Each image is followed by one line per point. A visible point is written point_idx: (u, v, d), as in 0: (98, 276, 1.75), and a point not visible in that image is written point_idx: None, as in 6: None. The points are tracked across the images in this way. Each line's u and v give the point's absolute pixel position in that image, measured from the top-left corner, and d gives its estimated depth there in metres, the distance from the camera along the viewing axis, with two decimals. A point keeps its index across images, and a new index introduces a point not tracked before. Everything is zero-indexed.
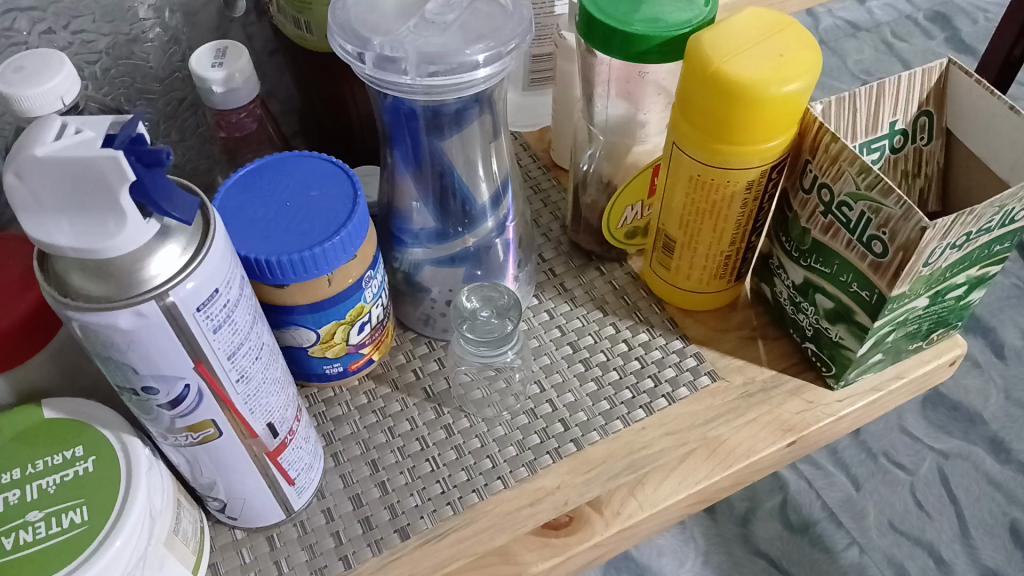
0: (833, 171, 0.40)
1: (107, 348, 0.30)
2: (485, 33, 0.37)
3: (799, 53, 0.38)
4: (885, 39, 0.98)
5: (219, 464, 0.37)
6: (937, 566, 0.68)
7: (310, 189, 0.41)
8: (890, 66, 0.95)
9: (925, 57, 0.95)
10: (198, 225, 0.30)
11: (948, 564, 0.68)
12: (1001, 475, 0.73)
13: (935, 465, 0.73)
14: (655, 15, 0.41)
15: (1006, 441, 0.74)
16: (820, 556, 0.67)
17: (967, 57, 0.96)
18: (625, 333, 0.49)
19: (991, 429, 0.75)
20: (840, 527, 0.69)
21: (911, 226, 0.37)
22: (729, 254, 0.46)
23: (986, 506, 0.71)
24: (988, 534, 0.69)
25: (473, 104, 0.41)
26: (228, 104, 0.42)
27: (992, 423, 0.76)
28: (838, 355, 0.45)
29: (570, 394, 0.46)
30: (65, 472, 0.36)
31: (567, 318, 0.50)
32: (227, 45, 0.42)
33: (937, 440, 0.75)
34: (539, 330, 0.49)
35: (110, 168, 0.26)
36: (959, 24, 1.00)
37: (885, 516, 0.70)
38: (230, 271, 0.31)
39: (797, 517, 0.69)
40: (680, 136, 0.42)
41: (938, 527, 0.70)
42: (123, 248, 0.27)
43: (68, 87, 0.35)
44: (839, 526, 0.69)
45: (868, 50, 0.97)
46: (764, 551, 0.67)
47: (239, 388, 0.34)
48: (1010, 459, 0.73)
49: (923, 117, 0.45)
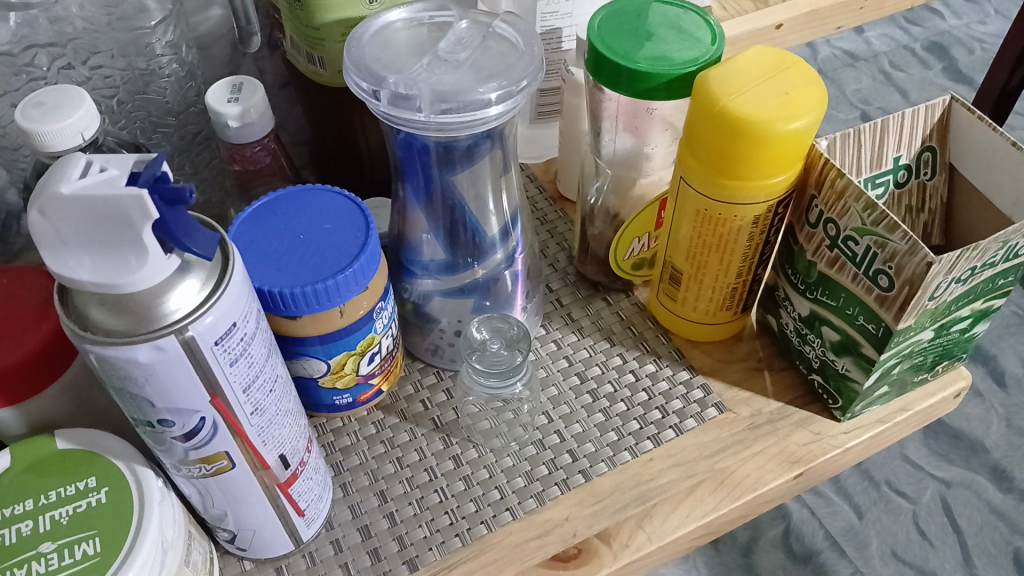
0: (839, 206, 0.41)
1: (124, 381, 0.30)
2: (496, 72, 0.38)
3: (804, 92, 0.39)
4: (883, 69, 0.99)
5: (231, 495, 0.37)
6: None
7: (323, 222, 0.41)
8: (888, 96, 0.96)
9: (923, 87, 0.97)
10: (217, 260, 0.30)
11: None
12: (1004, 504, 0.72)
13: (938, 494, 0.73)
14: (660, 53, 0.42)
15: (1007, 470, 0.74)
16: None
17: (965, 87, 0.97)
18: (632, 364, 0.50)
19: (994, 457, 0.75)
20: (843, 556, 0.69)
21: (917, 260, 0.37)
22: (735, 286, 0.47)
23: (988, 535, 0.71)
24: (992, 564, 0.69)
25: (484, 140, 0.41)
26: (244, 139, 0.42)
27: (994, 451, 0.76)
28: (845, 388, 0.45)
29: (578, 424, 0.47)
30: (78, 503, 0.36)
31: (575, 349, 0.50)
32: (242, 81, 0.43)
33: (939, 468, 0.75)
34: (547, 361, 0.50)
35: (134, 206, 0.26)
36: (956, 53, 1.01)
37: (888, 546, 0.70)
38: (247, 304, 0.31)
39: (801, 546, 0.69)
40: (687, 171, 0.43)
41: (941, 556, 0.70)
42: (144, 282, 0.28)
43: (87, 122, 0.36)
44: (842, 555, 0.69)
45: (866, 79, 0.98)
46: None
47: (253, 420, 0.34)
48: (1012, 487, 0.73)
49: (927, 152, 0.45)
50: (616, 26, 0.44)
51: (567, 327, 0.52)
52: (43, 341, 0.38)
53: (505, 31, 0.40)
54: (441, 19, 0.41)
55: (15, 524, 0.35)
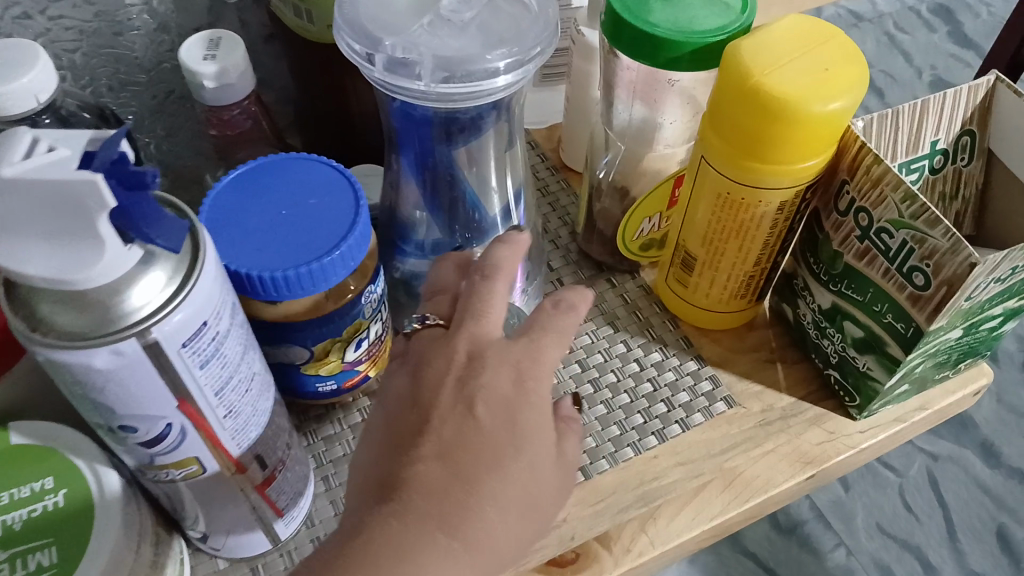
0: (874, 195, 0.37)
1: (80, 386, 0.26)
2: (507, 37, 0.34)
3: (844, 68, 0.35)
4: (887, 31, 0.95)
5: (204, 499, 0.34)
6: (924, 570, 0.69)
7: (308, 196, 0.38)
8: (892, 59, 0.92)
9: (928, 53, 0.93)
10: (187, 250, 0.27)
11: (935, 569, 0.69)
12: (992, 480, 0.73)
13: (925, 467, 0.74)
14: (684, 18, 0.38)
15: (995, 445, 0.74)
16: (807, 557, 0.70)
17: (971, 52, 0.93)
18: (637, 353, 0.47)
19: (983, 433, 0.75)
20: (828, 528, 0.72)
21: (959, 260, 0.34)
22: (752, 274, 0.43)
23: (975, 511, 0.71)
24: (978, 540, 0.70)
25: (490, 112, 0.37)
26: (222, 101, 0.38)
27: (984, 426, 0.75)
28: (864, 386, 0.43)
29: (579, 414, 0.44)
30: (33, 507, 0.33)
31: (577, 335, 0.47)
32: (221, 36, 0.38)
33: (928, 441, 0.76)
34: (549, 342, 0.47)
35: (88, 193, 0.23)
36: (962, 17, 0.97)
37: (873, 519, 0.72)
38: (221, 299, 0.28)
39: (786, 518, 0.73)
40: (709, 150, 0.39)
41: (926, 530, 0.71)
42: (101, 277, 0.24)
43: (44, 84, 0.32)
44: (827, 527, 0.72)
45: (870, 42, 0.94)
46: (752, 551, 0.71)
47: (227, 423, 0.31)
48: (1000, 463, 0.73)
49: (966, 137, 0.41)
50: None
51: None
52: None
53: None
54: None
55: None
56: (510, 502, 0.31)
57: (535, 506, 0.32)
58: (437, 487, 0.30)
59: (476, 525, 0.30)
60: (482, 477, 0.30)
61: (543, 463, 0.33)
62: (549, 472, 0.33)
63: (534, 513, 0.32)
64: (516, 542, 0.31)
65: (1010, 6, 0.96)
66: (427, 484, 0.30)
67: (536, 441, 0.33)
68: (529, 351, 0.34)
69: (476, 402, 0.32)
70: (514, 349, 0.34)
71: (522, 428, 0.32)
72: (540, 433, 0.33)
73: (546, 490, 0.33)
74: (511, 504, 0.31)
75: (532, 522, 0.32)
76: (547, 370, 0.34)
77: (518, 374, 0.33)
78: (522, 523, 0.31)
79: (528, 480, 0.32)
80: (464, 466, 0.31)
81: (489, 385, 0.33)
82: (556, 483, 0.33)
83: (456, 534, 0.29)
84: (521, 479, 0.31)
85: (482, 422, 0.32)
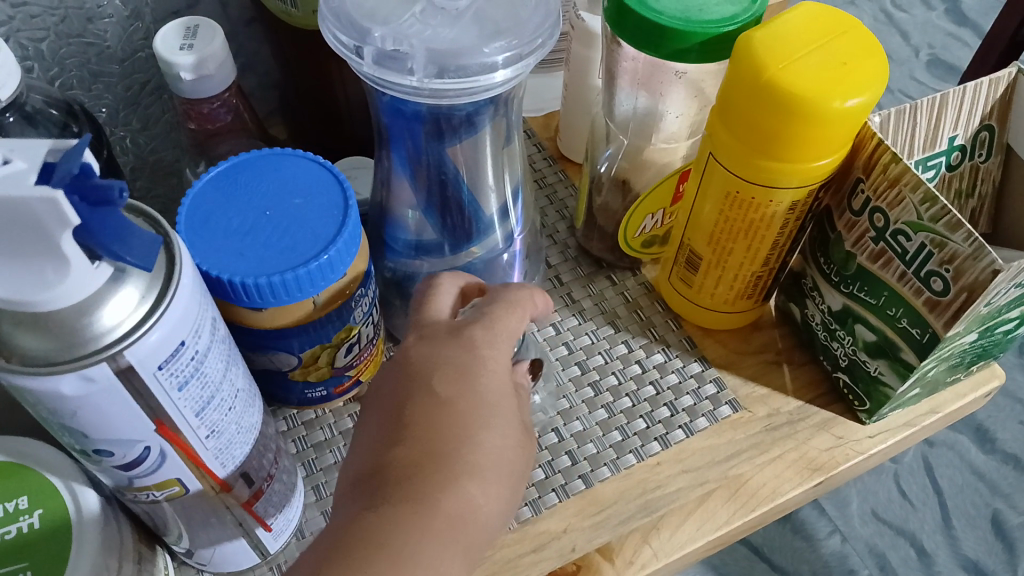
0: (891, 195, 0.35)
1: (49, 412, 0.24)
2: (505, 27, 0.32)
3: (864, 61, 0.33)
4: (886, 8, 0.92)
5: (187, 518, 0.32)
6: (919, 557, 0.69)
7: (294, 195, 0.35)
8: (889, 37, 0.90)
9: (926, 31, 0.91)
10: (161, 265, 0.25)
11: (929, 555, 0.69)
12: (986, 466, 0.72)
13: (920, 453, 0.74)
14: (694, 6, 0.36)
15: (991, 431, 0.74)
16: (801, 544, 0.71)
17: (970, 30, 0.91)
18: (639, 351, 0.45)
19: (977, 418, 0.75)
20: (822, 515, 0.72)
21: (981, 267, 0.33)
22: (760, 274, 0.42)
23: (968, 497, 0.71)
24: (971, 526, 0.70)
25: (487, 107, 0.35)
26: (200, 94, 0.36)
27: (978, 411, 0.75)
28: (875, 391, 0.41)
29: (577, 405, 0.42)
30: (7, 529, 0.31)
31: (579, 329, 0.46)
32: (199, 23, 0.36)
33: None
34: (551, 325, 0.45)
35: (46, 212, 0.20)
36: None
37: (868, 506, 0.72)
38: (200, 316, 0.26)
39: None
40: (717, 145, 0.37)
41: (921, 517, 0.71)
42: (67, 299, 0.22)
43: (3, 79, 0.29)
44: (821, 513, 0.72)
45: (867, 19, 0.91)
46: (747, 539, 0.71)
47: (210, 444, 0.29)
48: (995, 448, 0.73)
49: (984, 132, 0.40)
50: None
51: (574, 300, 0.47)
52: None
53: None
54: None
55: None
56: (488, 466, 0.30)
57: (512, 470, 0.31)
58: (414, 465, 0.29)
59: (459, 494, 0.28)
60: (455, 448, 0.29)
61: (512, 426, 0.32)
62: (518, 434, 0.32)
63: (513, 474, 0.31)
64: (500, 508, 0.30)
65: None
66: (404, 465, 0.29)
67: (503, 407, 0.32)
68: (484, 324, 0.33)
69: (437, 380, 0.31)
70: (469, 327, 0.33)
71: (486, 396, 0.31)
72: (507, 397, 0.32)
73: (519, 453, 0.32)
74: (490, 469, 0.30)
75: (512, 485, 0.31)
76: (499, 334, 0.33)
77: (471, 345, 0.32)
78: (503, 484, 0.30)
79: (502, 442, 0.31)
80: (438, 441, 0.29)
81: (447, 361, 0.32)
82: (525, 447, 0.33)
83: (440, 506, 0.28)
84: (493, 442, 0.30)
85: (447, 394, 0.31)
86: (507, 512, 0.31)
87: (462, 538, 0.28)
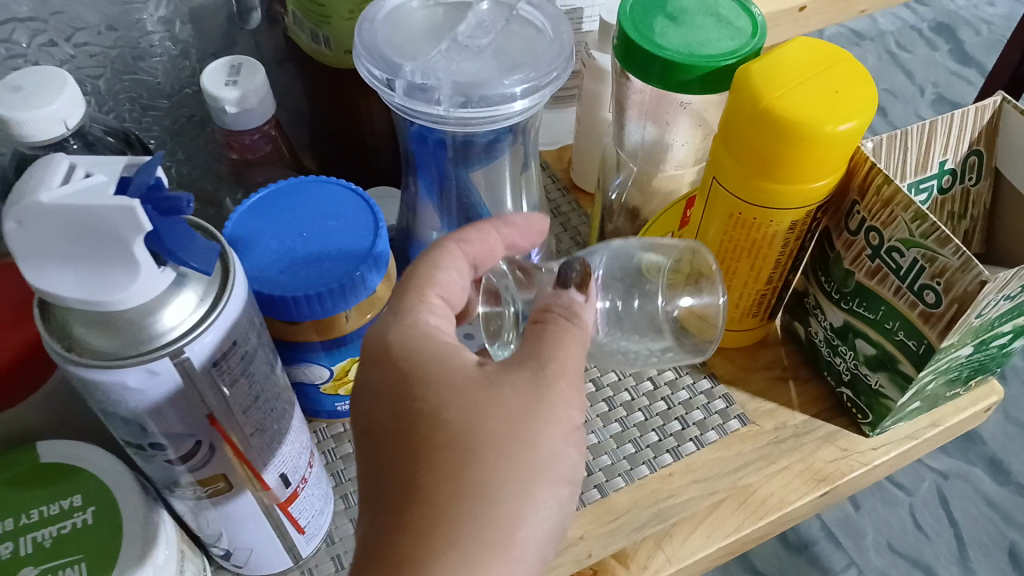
0: (884, 215, 0.38)
1: (113, 406, 0.27)
2: (522, 62, 0.35)
3: (854, 90, 0.35)
4: (889, 49, 0.95)
5: (227, 517, 0.34)
6: None
7: (327, 218, 0.38)
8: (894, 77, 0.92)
9: (930, 69, 0.93)
10: (217, 273, 0.27)
11: None
12: (1000, 497, 0.71)
13: (935, 485, 0.72)
14: (696, 43, 0.39)
15: (1005, 463, 0.73)
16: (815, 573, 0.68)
17: (972, 69, 0.93)
18: (677, 311, 0.39)
19: (991, 448, 0.74)
20: (839, 547, 0.69)
21: (969, 278, 0.35)
22: (764, 292, 0.44)
23: (984, 527, 0.70)
24: (987, 556, 0.68)
25: (507, 135, 0.38)
26: (242, 125, 0.39)
27: (991, 442, 0.74)
28: (877, 404, 0.43)
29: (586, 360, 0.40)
30: (61, 524, 0.33)
31: (627, 275, 0.39)
32: (241, 62, 0.39)
33: (936, 458, 0.74)
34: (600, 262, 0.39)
35: (123, 219, 0.23)
36: (964, 35, 0.97)
37: (884, 538, 0.70)
38: (247, 320, 0.29)
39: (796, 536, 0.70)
40: (720, 170, 0.40)
41: (936, 549, 0.69)
42: (135, 299, 0.25)
43: (71, 111, 0.32)
44: (837, 545, 0.69)
45: (872, 58, 0.94)
46: (759, 569, 0.69)
47: (253, 442, 0.31)
48: (1010, 480, 0.72)
49: (973, 156, 0.42)
50: (646, 12, 0.41)
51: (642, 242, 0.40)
52: (12, 361, 0.34)
53: (530, 14, 0.38)
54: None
55: None
56: (429, 460, 0.27)
57: (478, 440, 0.27)
58: (375, 503, 0.28)
59: (419, 519, 0.26)
60: (395, 468, 0.28)
61: (453, 397, 0.28)
62: (473, 395, 0.28)
63: (482, 445, 0.27)
64: (485, 488, 0.27)
65: (1011, 24, 0.96)
66: (376, 515, 0.27)
67: (431, 385, 0.28)
68: (396, 320, 0.31)
69: (376, 410, 0.29)
70: (386, 331, 0.31)
71: (411, 393, 0.29)
72: (434, 375, 0.29)
73: (483, 413, 0.28)
74: (446, 466, 0.27)
75: (493, 456, 0.27)
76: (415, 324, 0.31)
77: (383, 349, 0.30)
78: (466, 462, 0.27)
79: (444, 430, 0.27)
80: (383, 470, 0.28)
81: (371, 378, 0.30)
82: (502, 397, 0.28)
83: (389, 537, 0.26)
84: (426, 433, 0.28)
85: (379, 415, 0.29)
86: (517, 481, 0.27)
87: (425, 553, 0.25)
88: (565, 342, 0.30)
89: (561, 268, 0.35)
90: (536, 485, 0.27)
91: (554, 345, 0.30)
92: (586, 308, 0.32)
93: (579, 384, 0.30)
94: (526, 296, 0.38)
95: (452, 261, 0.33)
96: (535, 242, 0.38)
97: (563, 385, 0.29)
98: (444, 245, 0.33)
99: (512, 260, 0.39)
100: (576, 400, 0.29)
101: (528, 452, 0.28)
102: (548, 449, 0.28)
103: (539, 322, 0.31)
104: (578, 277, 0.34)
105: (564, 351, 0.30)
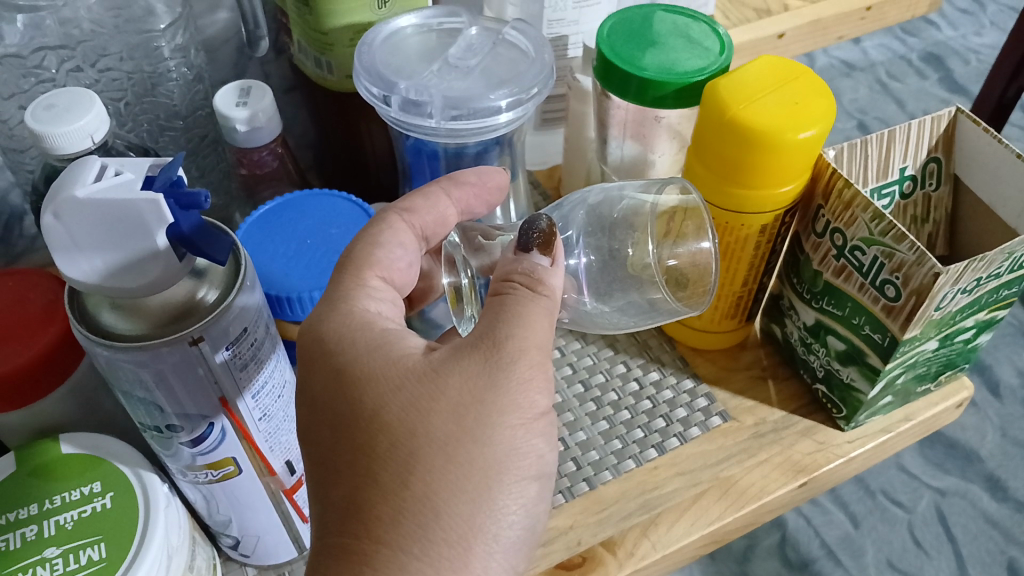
0: (846, 216, 0.41)
1: (135, 386, 0.30)
2: (507, 79, 0.39)
3: (812, 101, 0.38)
4: None
5: (236, 502, 0.36)
6: None
7: (331, 227, 0.42)
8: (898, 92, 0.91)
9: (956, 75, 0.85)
10: (229, 266, 0.30)
11: None
12: None
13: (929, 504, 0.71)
14: (670, 62, 0.43)
15: None
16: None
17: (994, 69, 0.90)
18: (676, 259, 0.39)
19: None
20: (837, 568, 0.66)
21: (924, 271, 0.37)
22: (741, 294, 0.47)
23: None
24: None
25: (493, 147, 0.43)
26: (252, 143, 0.42)
27: None
28: (849, 398, 0.45)
29: (572, 325, 0.42)
30: (83, 508, 0.36)
31: (617, 227, 0.41)
32: (250, 85, 0.43)
33: None
34: (577, 221, 0.41)
35: (149, 210, 0.27)
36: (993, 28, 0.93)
37: None
38: (257, 311, 0.32)
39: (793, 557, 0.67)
40: (694, 180, 0.42)
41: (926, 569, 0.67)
42: (157, 286, 0.28)
43: (97, 125, 0.36)
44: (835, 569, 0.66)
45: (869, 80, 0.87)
46: None
47: (261, 426, 0.34)
48: None
49: (932, 163, 0.45)
50: (624, 35, 0.44)
51: (637, 185, 0.40)
52: (14, 374, 0.36)
53: (515, 38, 0.41)
54: (450, 26, 0.43)
55: (18, 528, 0.35)
56: (374, 464, 0.28)
57: (422, 441, 0.28)
58: (329, 507, 0.29)
59: (370, 528, 0.27)
60: (345, 471, 0.29)
61: (396, 396, 0.29)
62: (417, 391, 0.29)
63: (426, 446, 0.28)
64: (435, 490, 0.28)
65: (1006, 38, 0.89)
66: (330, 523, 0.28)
67: (373, 385, 0.29)
68: (348, 311, 0.32)
69: (325, 414, 0.30)
70: (327, 329, 0.31)
71: (352, 396, 0.29)
72: (374, 376, 0.30)
73: (427, 412, 0.29)
74: (392, 473, 0.28)
75: (441, 455, 0.28)
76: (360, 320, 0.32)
77: (326, 344, 0.31)
78: (412, 465, 0.28)
79: (387, 433, 0.28)
80: (335, 475, 0.29)
81: (318, 374, 0.31)
82: (448, 391, 0.29)
83: (340, 544, 0.28)
84: (370, 435, 0.29)
85: (327, 414, 0.30)
86: (470, 481, 0.28)
87: (371, 562, 0.27)
88: (525, 316, 0.30)
89: (523, 226, 0.34)
90: (490, 481, 0.28)
91: (513, 322, 0.30)
92: (552, 272, 0.32)
93: (543, 362, 0.30)
94: (480, 263, 0.38)
95: (395, 235, 0.35)
96: (492, 200, 0.41)
97: (521, 367, 0.29)
98: (386, 220, 0.36)
99: (466, 226, 0.40)
100: (537, 381, 0.30)
101: (477, 448, 0.28)
102: (503, 445, 0.29)
103: (500, 295, 0.31)
104: (540, 239, 0.33)
105: (522, 329, 0.30)
